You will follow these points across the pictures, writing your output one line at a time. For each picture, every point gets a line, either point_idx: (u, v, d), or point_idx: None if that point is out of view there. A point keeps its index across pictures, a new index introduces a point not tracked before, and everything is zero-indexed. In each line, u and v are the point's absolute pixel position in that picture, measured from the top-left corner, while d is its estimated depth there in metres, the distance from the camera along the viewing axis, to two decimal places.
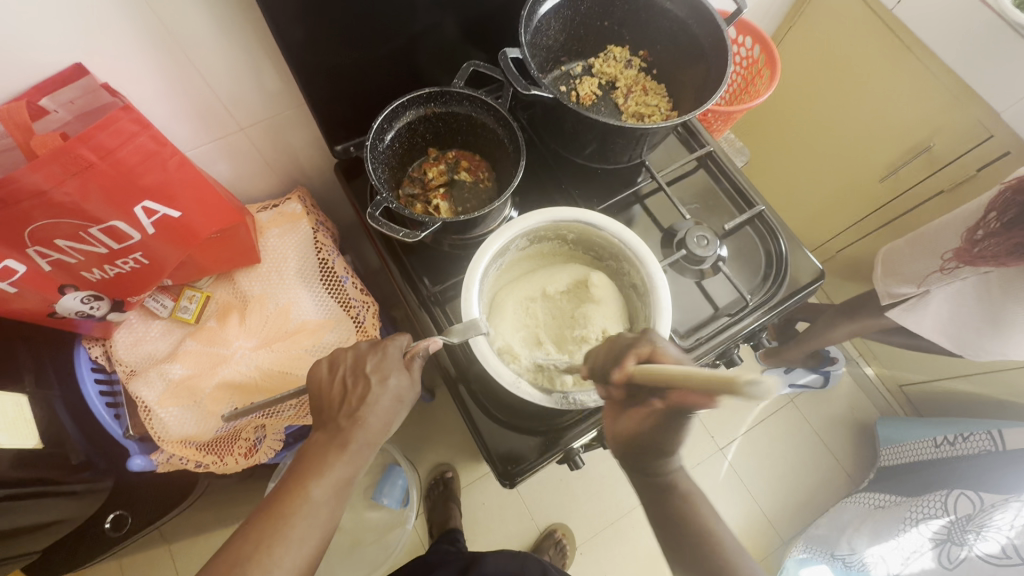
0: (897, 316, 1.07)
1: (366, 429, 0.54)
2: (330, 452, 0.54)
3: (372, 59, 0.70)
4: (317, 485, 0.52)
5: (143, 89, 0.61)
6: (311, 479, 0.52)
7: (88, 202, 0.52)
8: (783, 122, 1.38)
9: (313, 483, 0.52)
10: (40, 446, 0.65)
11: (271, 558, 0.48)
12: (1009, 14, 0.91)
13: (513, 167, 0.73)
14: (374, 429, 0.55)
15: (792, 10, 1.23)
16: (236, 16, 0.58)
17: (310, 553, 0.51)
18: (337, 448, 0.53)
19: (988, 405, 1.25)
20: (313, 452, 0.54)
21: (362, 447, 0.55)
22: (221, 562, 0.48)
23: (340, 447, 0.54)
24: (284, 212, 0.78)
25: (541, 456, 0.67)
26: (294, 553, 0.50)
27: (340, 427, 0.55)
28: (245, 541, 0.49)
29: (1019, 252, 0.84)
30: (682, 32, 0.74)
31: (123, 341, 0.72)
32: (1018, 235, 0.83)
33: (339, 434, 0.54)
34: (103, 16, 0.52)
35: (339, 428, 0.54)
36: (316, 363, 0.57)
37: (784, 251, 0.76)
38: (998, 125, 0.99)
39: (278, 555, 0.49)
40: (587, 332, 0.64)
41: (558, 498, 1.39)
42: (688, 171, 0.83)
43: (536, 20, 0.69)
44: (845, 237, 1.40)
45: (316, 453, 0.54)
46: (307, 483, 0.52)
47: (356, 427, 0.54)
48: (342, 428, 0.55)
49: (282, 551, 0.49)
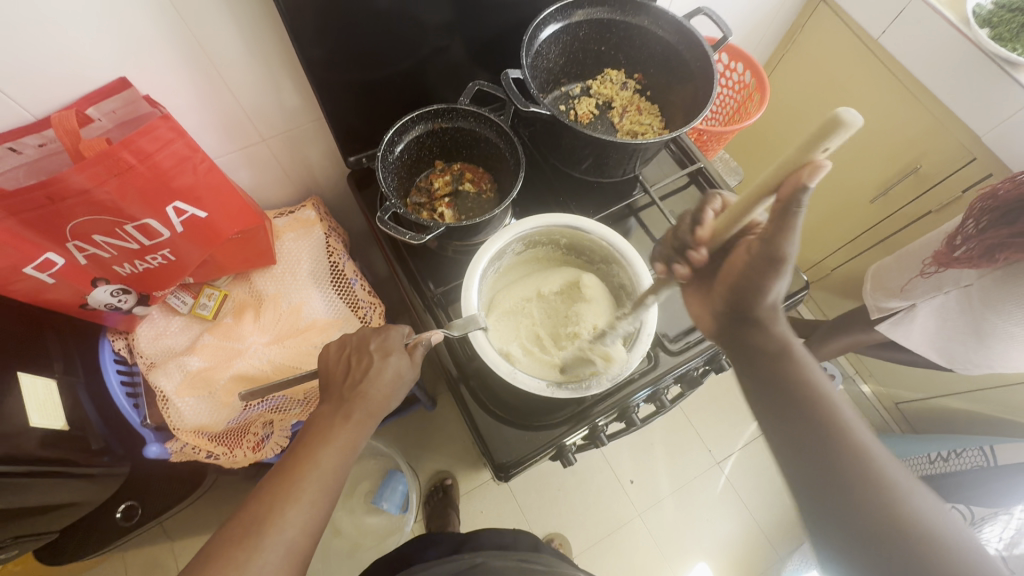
0: (887, 330, 1.12)
1: (367, 401, 0.58)
2: (337, 422, 0.58)
3: (386, 78, 0.76)
4: (325, 452, 0.56)
5: (178, 102, 0.67)
6: (319, 447, 0.56)
7: (125, 202, 0.58)
8: (777, 144, 1.43)
9: (322, 451, 0.56)
10: (65, 427, 0.70)
11: (283, 517, 0.51)
12: (985, 45, 0.95)
13: (513, 178, 0.78)
14: (375, 403, 0.59)
15: (785, 38, 1.30)
16: (264, 37, 0.65)
17: (316, 517, 0.54)
18: (342, 417, 0.58)
19: (984, 422, 1.26)
20: (319, 422, 0.58)
21: (363, 419, 0.58)
22: (236, 524, 0.51)
23: (344, 417, 0.58)
24: (300, 218, 0.83)
25: (536, 450, 0.70)
26: (303, 513, 0.53)
27: (344, 398, 0.59)
28: (259, 503, 0.52)
29: (991, 254, 0.88)
30: (673, 57, 0.79)
31: (145, 334, 0.77)
32: (990, 237, 0.87)
33: (343, 406, 0.58)
34: (147, 37, 0.58)
35: (343, 399, 0.59)
36: (325, 344, 0.62)
37: (771, 262, 0.80)
38: (981, 148, 1.03)
39: (289, 516, 0.52)
40: (580, 328, 0.69)
41: (556, 507, 1.41)
42: (680, 185, 0.88)
43: (537, 44, 0.75)
44: (839, 255, 1.44)
45: (322, 424, 0.58)
46: (315, 451, 0.56)
47: (359, 399, 0.58)
48: (346, 400, 0.59)
49: (292, 512, 0.52)
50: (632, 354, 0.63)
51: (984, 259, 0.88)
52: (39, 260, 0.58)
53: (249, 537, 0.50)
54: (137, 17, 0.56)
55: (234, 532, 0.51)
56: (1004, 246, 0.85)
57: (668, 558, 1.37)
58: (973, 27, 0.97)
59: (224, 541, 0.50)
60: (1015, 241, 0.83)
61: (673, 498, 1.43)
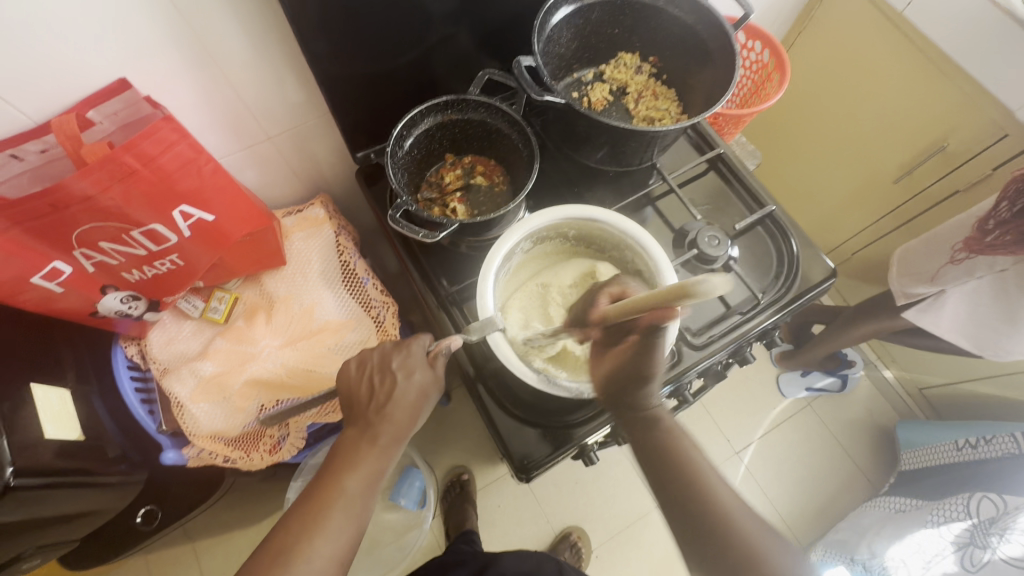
0: (913, 317, 1.08)
1: (395, 425, 0.57)
2: (361, 447, 0.57)
3: (392, 70, 0.73)
4: (351, 480, 0.55)
5: (181, 102, 0.65)
6: (345, 475, 0.56)
7: (130, 207, 0.56)
8: (794, 123, 1.39)
9: (347, 477, 0.56)
10: (81, 438, 0.69)
11: (312, 548, 0.52)
12: (1019, 14, 0.90)
13: (527, 170, 0.75)
14: (399, 425, 0.57)
15: (801, 13, 1.25)
16: (267, 31, 0.62)
17: (346, 544, 0.54)
18: (367, 444, 0.56)
19: (1011, 407, 1.23)
20: (345, 448, 0.57)
21: (389, 444, 0.57)
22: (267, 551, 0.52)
23: (370, 442, 0.57)
24: (308, 216, 0.81)
25: (557, 451, 0.68)
26: (332, 544, 0.53)
27: (369, 422, 0.57)
28: (287, 531, 0.53)
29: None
30: (691, 38, 0.76)
31: (157, 340, 0.76)
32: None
33: (368, 430, 0.57)
34: (145, 35, 0.56)
35: (368, 424, 0.57)
36: (344, 365, 0.59)
37: (796, 251, 0.77)
38: (1013, 124, 0.98)
39: (317, 546, 0.52)
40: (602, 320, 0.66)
41: (574, 500, 1.40)
42: (699, 172, 0.85)
43: (549, 29, 0.72)
44: (860, 239, 1.40)
45: (347, 449, 0.57)
46: (342, 479, 0.56)
47: (384, 422, 0.57)
48: (371, 424, 0.57)
49: (321, 542, 0.52)
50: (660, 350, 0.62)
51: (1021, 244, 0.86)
52: (46, 269, 0.57)
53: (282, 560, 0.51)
54: (135, 15, 0.54)
55: (263, 560, 0.51)
56: None
57: None
58: None
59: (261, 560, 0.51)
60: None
61: None
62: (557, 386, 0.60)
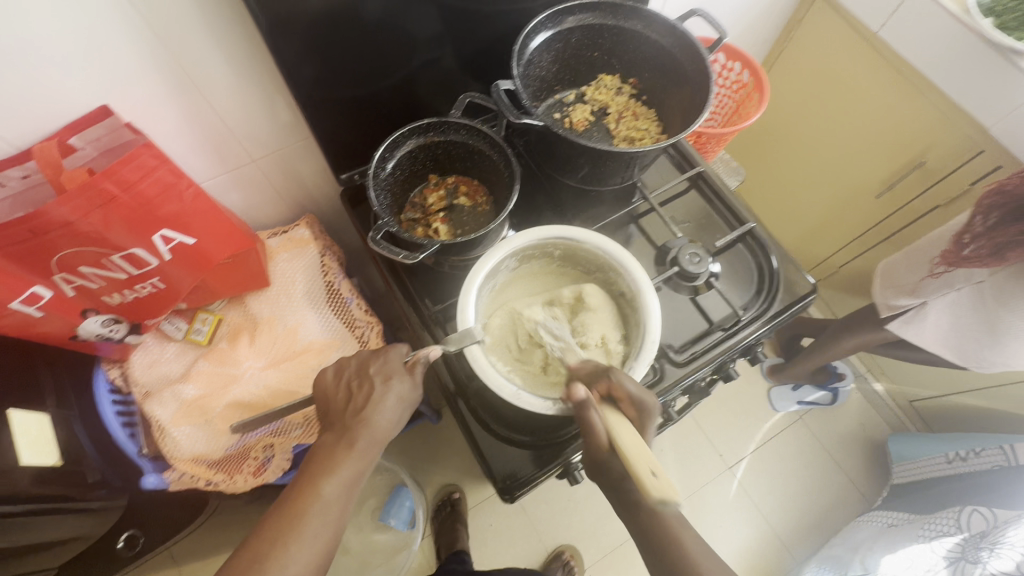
0: (898, 328, 1.09)
1: (373, 430, 0.56)
2: (339, 451, 0.56)
3: (375, 94, 0.75)
4: (328, 484, 0.54)
5: (164, 127, 0.66)
6: (323, 479, 0.54)
7: (110, 231, 0.56)
8: (779, 139, 1.41)
9: (324, 482, 0.54)
10: (58, 463, 0.68)
11: (287, 554, 0.50)
12: (989, 34, 0.92)
13: (508, 190, 0.76)
14: (378, 431, 0.57)
15: (781, 35, 1.29)
16: (249, 57, 0.63)
17: (321, 550, 0.52)
18: (344, 447, 0.55)
19: (1000, 419, 1.23)
20: (321, 453, 0.56)
21: (367, 447, 0.56)
22: (239, 561, 0.50)
23: (347, 446, 0.56)
24: (292, 237, 0.81)
25: (539, 471, 0.68)
26: (307, 550, 0.51)
27: (347, 426, 0.57)
28: (262, 539, 0.51)
29: (1001, 252, 0.86)
30: (668, 61, 0.77)
31: (139, 362, 0.75)
32: (999, 235, 0.85)
33: (346, 433, 0.56)
34: (125, 62, 0.57)
35: (345, 428, 0.57)
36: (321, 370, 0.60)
37: (775, 266, 0.78)
38: (988, 140, 1.00)
39: (292, 553, 0.50)
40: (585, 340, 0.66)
41: (565, 519, 1.39)
42: (680, 191, 0.86)
43: (528, 53, 0.74)
44: (845, 253, 1.41)
45: (324, 454, 0.56)
46: (319, 483, 0.54)
47: (362, 427, 0.56)
48: (348, 428, 0.57)
49: (297, 549, 0.50)
50: (639, 363, 0.62)
51: (995, 256, 0.87)
52: (25, 294, 0.57)
53: (257, 566, 0.49)
54: (118, 45, 0.55)
55: (239, 564, 0.50)
56: (1013, 244, 0.84)
57: None
58: (976, 17, 0.94)
59: (236, 567, 0.49)
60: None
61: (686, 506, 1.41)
62: (531, 401, 0.60)
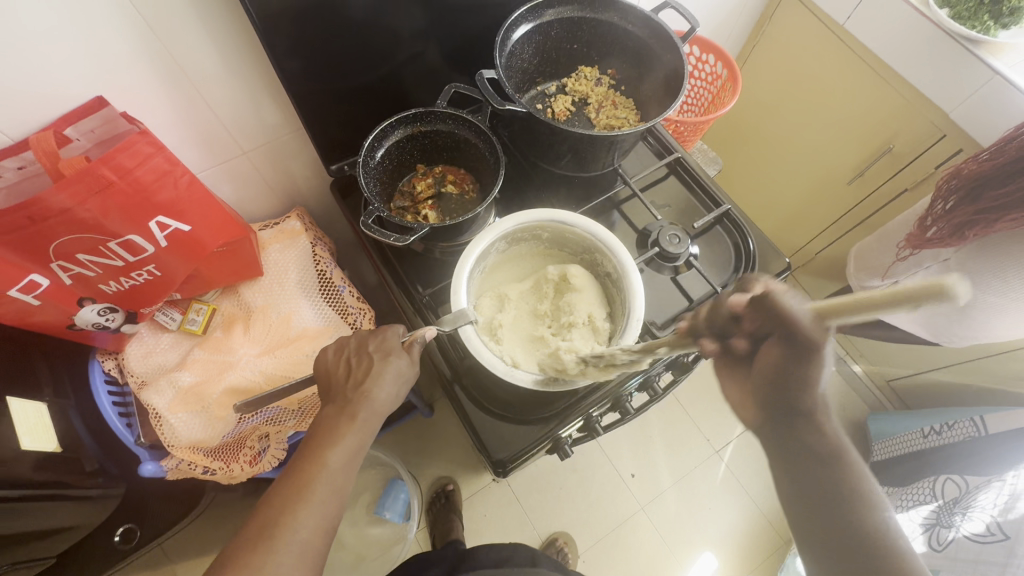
0: (872, 309, 1.15)
1: (374, 402, 0.58)
2: (343, 421, 0.57)
3: (363, 86, 0.77)
4: (333, 452, 0.55)
5: (156, 119, 0.68)
6: (328, 448, 0.56)
7: (107, 218, 0.58)
8: (756, 130, 1.46)
9: (329, 451, 0.56)
10: (58, 448, 0.70)
11: (296, 518, 0.52)
12: (946, 24, 0.97)
13: (494, 177, 0.78)
14: (381, 400, 0.59)
15: (754, 30, 1.34)
16: (239, 49, 0.65)
17: (328, 514, 0.54)
18: (347, 419, 0.57)
19: (972, 394, 1.29)
20: (324, 426, 0.57)
21: (369, 419, 0.58)
22: (250, 530, 0.51)
23: (350, 416, 0.57)
24: (284, 229, 0.83)
25: (531, 446, 0.70)
26: (315, 515, 0.53)
27: (348, 399, 0.58)
28: (270, 506, 0.52)
29: (960, 232, 0.91)
30: (644, 51, 0.81)
31: (135, 353, 0.76)
32: (957, 216, 0.90)
33: (347, 407, 0.58)
34: (118, 53, 0.59)
35: (347, 400, 0.58)
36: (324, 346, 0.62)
37: (752, 245, 0.81)
38: (950, 125, 1.05)
39: (302, 517, 0.52)
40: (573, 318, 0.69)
41: (559, 506, 1.41)
42: (660, 177, 0.90)
43: (510, 44, 0.77)
44: (822, 239, 1.46)
45: (327, 426, 0.57)
46: (324, 454, 0.55)
47: (364, 399, 0.58)
48: (350, 401, 0.58)
49: (305, 511, 0.52)
50: (625, 340, 0.64)
51: (955, 236, 0.91)
52: (24, 282, 0.58)
53: (266, 535, 0.51)
54: (112, 37, 0.57)
55: (248, 535, 0.51)
56: (972, 223, 0.88)
57: (672, 549, 1.38)
58: (933, 8, 0.99)
59: (242, 541, 0.51)
60: (982, 218, 0.87)
61: (675, 490, 1.45)
62: (521, 375, 0.62)
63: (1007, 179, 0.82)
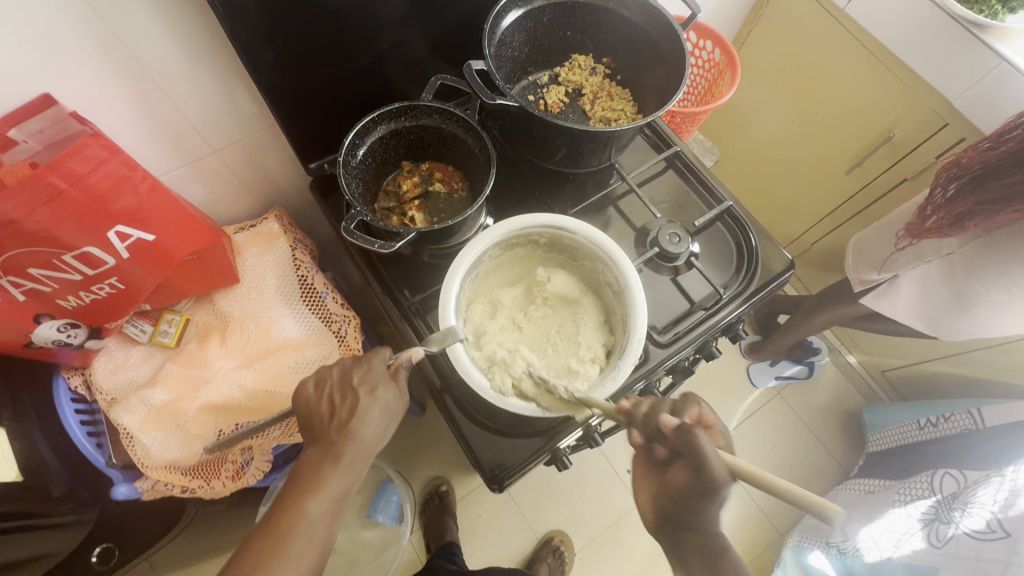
0: (871, 302, 1.12)
1: (359, 445, 0.55)
2: (325, 465, 0.55)
3: (341, 78, 0.71)
4: (313, 501, 0.53)
5: (114, 116, 0.62)
6: (307, 496, 0.53)
7: (59, 229, 0.52)
8: (752, 117, 1.42)
9: (309, 501, 0.53)
10: (18, 478, 0.64)
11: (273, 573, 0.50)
12: (950, 7, 0.94)
13: (484, 175, 0.74)
14: (363, 445, 0.56)
15: (751, 13, 1.29)
16: (203, 39, 0.60)
17: (307, 569, 0.52)
18: (331, 463, 0.54)
19: (967, 384, 1.28)
20: (309, 467, 0.56)
21: (354, 461, 0.56)
22: None
23: (334, 460, 0.55)
24: (261, 231, 0.78)
25: (526, 460, 0.67)
26: (292, 571, 0.50)
27: (332, 442, 0.56)
28: (246, 561, 0.50)
29: (959, 224, 0.88)
30: (641, 38, 0.76)
31: (103, 368, 0.71)
32: (958, 206, 0.87)
33: (332, 450, 0.55)
34: (64, 44, 0.53)
35: (332, 443, 0.56)
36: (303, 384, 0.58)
37: (754, 244, 0.78)
38: (952, 113, 1.02)
39: (278, 572, 0.50)
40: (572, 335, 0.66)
41: (554, 505, 1.39)
42: (658, 171, 0.86)
43: (499, 32, 0.72)
44: (818, 229, 1.43)
45: (310, 469, 0.55)
46: (304, 502, 0.53)
47: (349, 441, 0.55)
48: (334, 444, 0.56)
49: (283, 567, 0.50)
50: (624, 361, 0.61)
51: (954, 228, 0.89)
52: None
53: None
54: (57, 27, 0.51)
55: None
56: (972, 214, 0.86)
57: None
58: None
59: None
60: (986, 208, 0.83)
61: None
62: (515, 402, 0.59)
63: (1007, 171, 0.79)
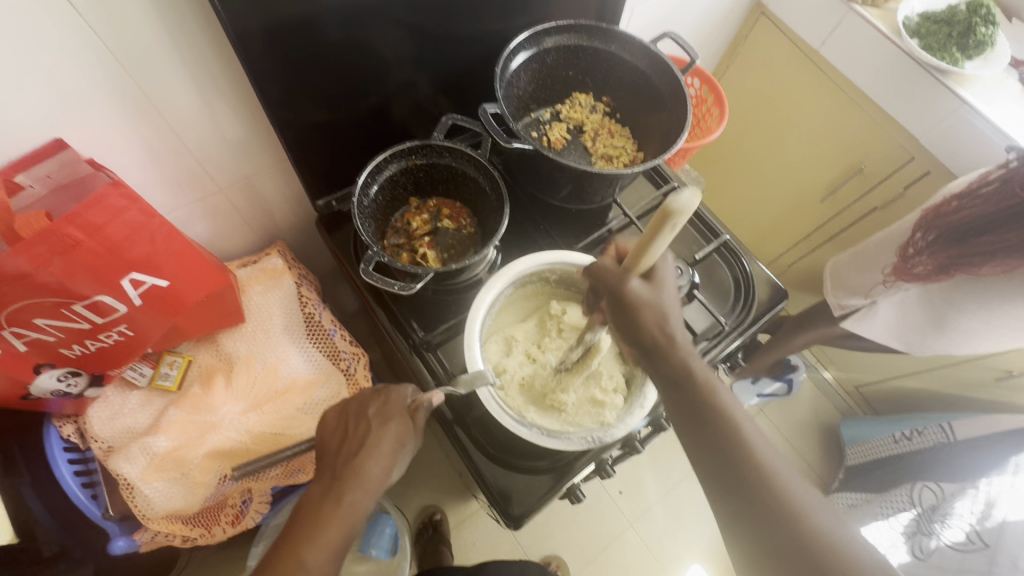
0: (850, 325, 1.17)
1: (363, 485, 0.54)
2: (326, 506, 0.53)
3: (350, 116, 0.72)
4: (310, 551, 0.50)
5: (122, 160, 0.61)
6: (305, 544, 0.51)
7: (73, 281, 0.52)
8: (730, 146, 1.48)
9: (306, 549, 0.51)
10: (10, 540, 0.63)
11: None
12: (917, 55, 1.02)
13: (496, 215, 0.74)
14: (369, 481, 0.54)
15: (728, 50, 1.37)
16: (217, 82, 0.60)
17: None
18: (332, 503, 0.53)
19: (938, 399, 1.36)
20: (310, 504, 0.54)
21: (358, 501, 0.54)
22: None
23: (334, 502, 0.53)
24: (265, 268, 0.79)
25: (544, 494, 0.67)
26: None
27: (337, 476, 0.55)
28: None
29: (947, 268, 0.95)
30: (642, 81, 0.80)
31: (98, 416, 0.70)
32: (941, 256, 0.93)
33: (337, 485, 0.54)
34: (81, 94, 0.53)
35: (335, 478, 0.55)
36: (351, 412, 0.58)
37: (750, 275, 0.81)
38: (918, 149, 1.09)
39: None
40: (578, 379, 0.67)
41: (549, 530, 1.39)
42: (655, 205, 0.88)
43: (509, 73, 0.74)
44: (793, 253, 1.49)
45: (311, 508, 0.53)
46: (301, 550, 0.51)
47: (354, 477, 0.54)
48: (339, 480, 0.55)
49: None
50: (648, 388, 0.63)
51: (939, 274, 0.96)
52: None
53: None
54: (75, 78, 0.51)
55: None
56: (956, 265, 0.93)
57: (663, 564, 1.39)
58: (904, 37, 1.04)
59: None
60: (966, 260, 0.92)
61: (662, 505, 1.45)
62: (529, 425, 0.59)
63: (981, 230, 0.88)
